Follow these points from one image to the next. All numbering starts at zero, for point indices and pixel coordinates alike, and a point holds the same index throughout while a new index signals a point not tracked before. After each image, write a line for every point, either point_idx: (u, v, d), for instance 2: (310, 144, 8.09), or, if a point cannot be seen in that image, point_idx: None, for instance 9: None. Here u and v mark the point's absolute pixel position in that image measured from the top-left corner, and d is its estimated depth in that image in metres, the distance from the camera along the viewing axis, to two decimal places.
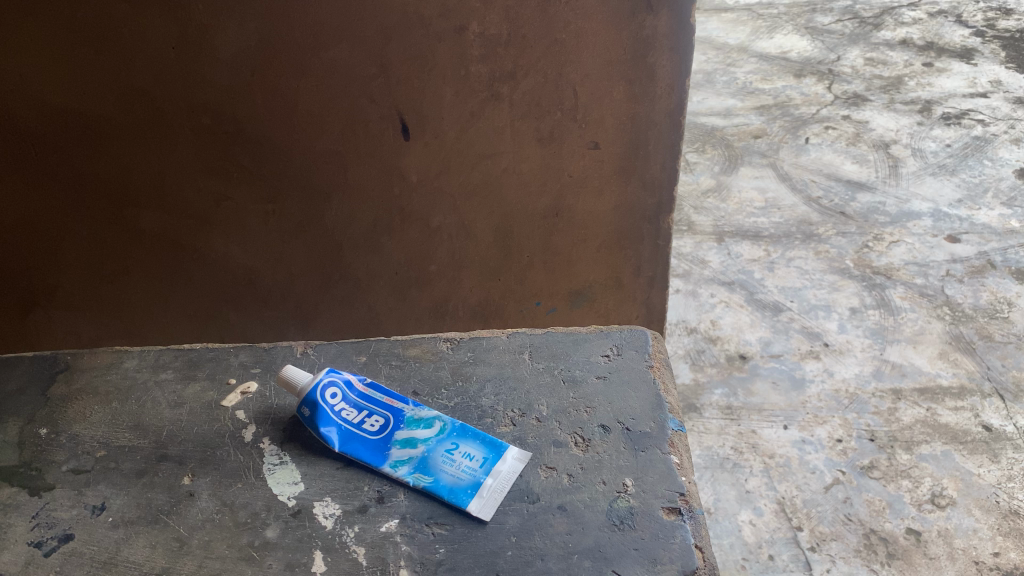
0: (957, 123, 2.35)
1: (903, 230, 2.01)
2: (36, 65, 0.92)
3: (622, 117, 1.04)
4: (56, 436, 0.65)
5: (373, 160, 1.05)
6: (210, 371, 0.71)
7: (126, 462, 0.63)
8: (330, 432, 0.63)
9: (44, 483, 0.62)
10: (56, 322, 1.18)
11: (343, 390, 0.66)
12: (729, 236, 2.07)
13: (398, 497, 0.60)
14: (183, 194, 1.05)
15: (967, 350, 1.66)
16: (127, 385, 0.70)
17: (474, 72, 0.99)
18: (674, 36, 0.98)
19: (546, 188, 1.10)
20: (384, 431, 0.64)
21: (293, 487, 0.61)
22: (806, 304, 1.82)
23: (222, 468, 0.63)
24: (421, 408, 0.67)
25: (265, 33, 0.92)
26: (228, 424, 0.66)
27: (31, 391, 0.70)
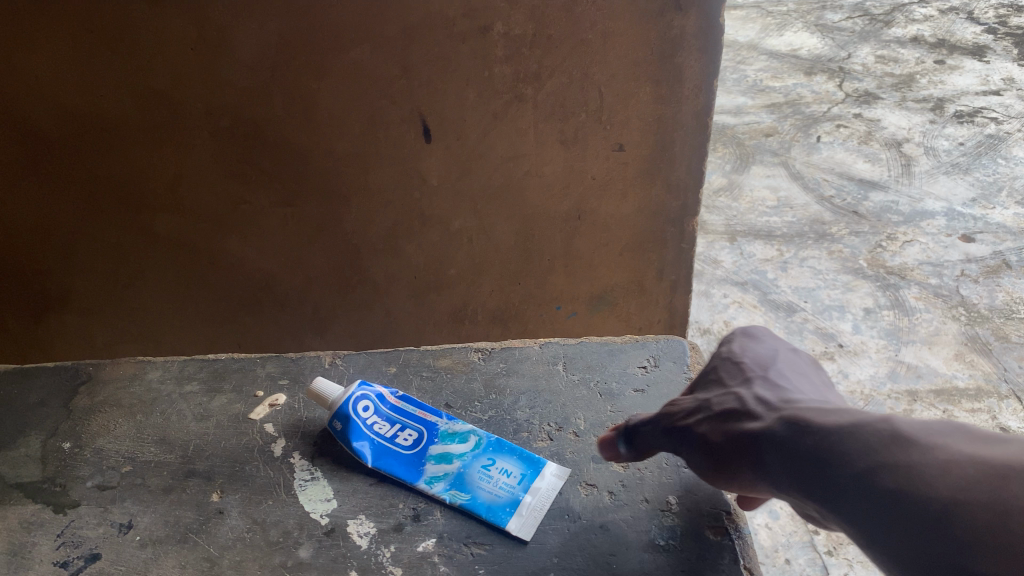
0: (970, 121, 2.32)
1: (917, 229, 1.98)
2: (52, 66, 0.91)
3: (647, 118, 1.02)
4: (80, 451, 0.65)
5: (394, 163, 1.03)
6: (237, 382, 0.71)
7: (153, 479, 0.63)
8: (363, 447, 0.62)
9: (69, 500, 0.61)
10: (70, 326, 1.17)
11: (375, 402, 0.65)
12: (741, 235, 2.05)
13: (434, 516, 0.59)
14: (200, 197, 1.03)
15: (983, 351, 1.64)
16: (151, 397, 0.70)
17: (497, 73, 0.96)
18: (702, 36, 0.96)
19: (569, 190, 1.08)
20: (418, 445, 0.63)
21: (326, 505, 0.60)
22: (820, 304, 1.80)
23: (251, 484, 0.62)
24: (455, 421, 0.66)
25: (285, 33, 0.90)
26: (257, 438, 0.66)
27: (53, 403, 0.70)
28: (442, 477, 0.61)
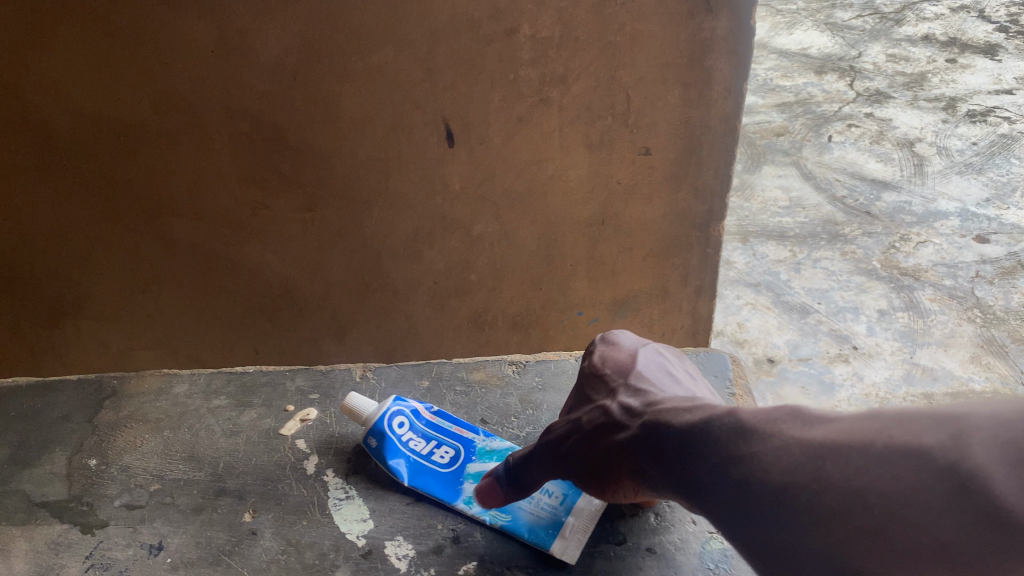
0: (983, 121, 2.30)
1: (930, 230, 1.96)
2: (70, 70, 0.89)
3: (675, 122, 1.00)
4: (106, 468, 0.67)
5: (417, 167, 1.01)
6: (266, 397, 0.73)
7: (182, 497, 0.64)
8: (399, 465, 0.64)
9: (96, 520, 0.62)
10: (85, 334, 1.15)
11: (410, 419, 0.67)
12: (753, 236, 2.03)
13: (475, 537, 0.60)
14: (219, 202, 1.02)
15: (999, 353, 1.62)
16: (178, 412, 0.72)
17: (523, 77, 0.94)
18: (733, 38, 0.94)
19: (593, 195, 1.06)
20: (455, 464, 0.65)
21: (362, 525, 0.61)
22: (834, 306, 1.79)
23: (284, 503, 0.63)
24: (491, 438, 0.67)
25: (308, 36, 0.88)
26: (288, 454, 0.68)
27: (77, 419, 0.72)
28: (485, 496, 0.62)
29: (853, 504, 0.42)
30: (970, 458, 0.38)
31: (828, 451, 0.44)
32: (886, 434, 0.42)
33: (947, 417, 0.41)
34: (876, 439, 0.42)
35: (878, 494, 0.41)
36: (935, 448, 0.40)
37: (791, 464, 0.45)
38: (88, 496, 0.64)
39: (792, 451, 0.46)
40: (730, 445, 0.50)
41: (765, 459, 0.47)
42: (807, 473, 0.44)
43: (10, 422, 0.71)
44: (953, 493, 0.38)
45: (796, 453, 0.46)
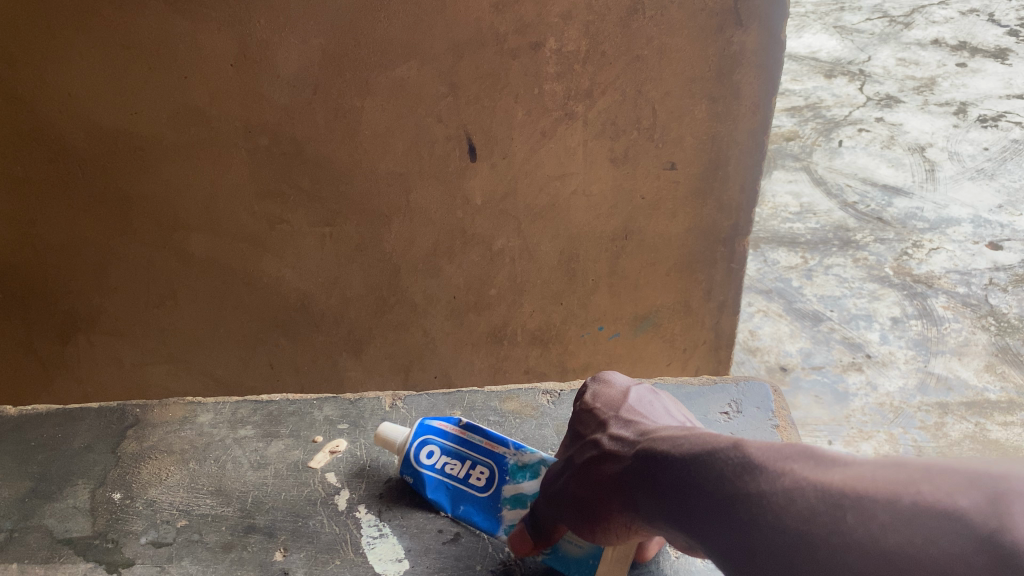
0: (994, 125, 2.28)
1: (943, 236, 1.94)
2: (86, 84, 0.87)
3: (700, 137, 0.98)
4: (131, 502, 0.65)
5: (439, 182, 0.99)
6: (294, 427, 0.72)
7: (210, 534, 0.62)
8: (439, 498, 0.63)
9: (122, 558, 0.60)
10: (98, 350, 1.13)
11: (439, 444, 0.64)
12: (764, 243, 2.01)
13: None
14: (236, 217, 1.00)
15: (1015, 362, 1.60)
16: (204, 443, 0.70)
17: (548, 91, 0.92)
18: (762, 52, 0.92)
19: (616, 210, 1.04)
20: (490, 486, 0.62)
21: (397, 565, 0.59)
22: (847, 314, 1.77)
23: (316, 541, 0.61)
24: (523, 446, 0.63)
25: (329, 50, 0.87)
26: (319, 488, 0.66)
27: (99, 449, 0.70)
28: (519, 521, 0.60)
29: (876, 567, 0.35)
30: (1012, 528, 0.31)
31: (846, 499, 0.38)
32: (914, 489, 0.36)
33: (984, 478, 0.34)
34: (900, 492, 0.36)
35: (905, 556, 0.34)
36: (973, 513, 0.33)
37: (806, 509, 0.39)
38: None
39: (805, 494, 0.40)
40: (737, 479, 0.44)
41: (778, 499, 0.41)
42: (818, 522, 0.38)
43: (28, 453, 0.70)
44: (989, 567, 0.31)
45: (809, 498, 0.40)
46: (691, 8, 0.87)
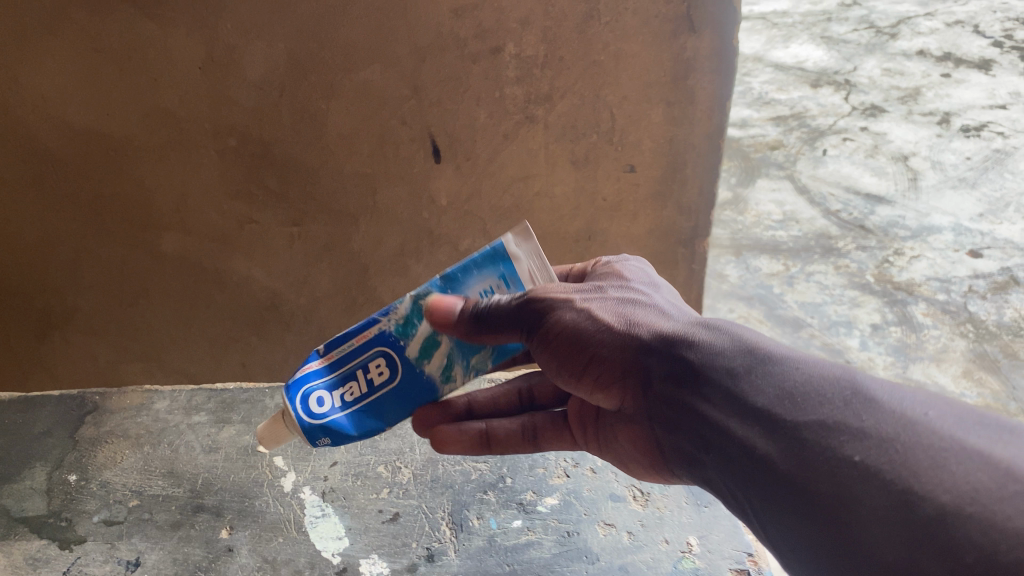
0: (977, 135, 2.25)
1: (924, 243, 1.94)
2: (58, 86, 0.90)
3: (658, 140, 1.01)
4: (87, 483, 0.72)
5: (404, 183, 1.02)
6: (245, 414, 0.80)
7: (162, 512, 0.69)
8: (369, 424, 0.59)
9: (76, 535, 0.67)
10: (74, 347, 1.15)
11: (324, 388, 0.58)
12: (746, 250, 2.04)
13: (447, 557, 0.65)
14: (207, 216, 1.02)
15: (991, 368, 1.62)
16: (160, 428, 0.79)
17: (508, 94, 0.95)
18: (716, 57, 0.94)
19: (580, 211, 1.07)
20: (398, 366, 0.60)
21: (337, 542, 0.66)
22: (826, 320, 1.78)
23: (260, 519, 0.69)
24: (391, 310, 0.59)
25: (294, 54, 0.90)
26: (266, 471, 0.73)
27: (59, 434, 0.78)
28: (454, 358, 0.61)
29: None
30: None
31: None
32: None
33: None
34: None
35: None
36: None
37: (975, 485, 0.37)
38: (74, 514, 0.69)
39: (962, 457, 0.38)
40: (861, 409, 0.43)
41: (924, 453, 0.39)
42: (987, 501, 0.36)
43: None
44: None
45: (953, 454, 0.39)
46: (646, 14, 0.90)
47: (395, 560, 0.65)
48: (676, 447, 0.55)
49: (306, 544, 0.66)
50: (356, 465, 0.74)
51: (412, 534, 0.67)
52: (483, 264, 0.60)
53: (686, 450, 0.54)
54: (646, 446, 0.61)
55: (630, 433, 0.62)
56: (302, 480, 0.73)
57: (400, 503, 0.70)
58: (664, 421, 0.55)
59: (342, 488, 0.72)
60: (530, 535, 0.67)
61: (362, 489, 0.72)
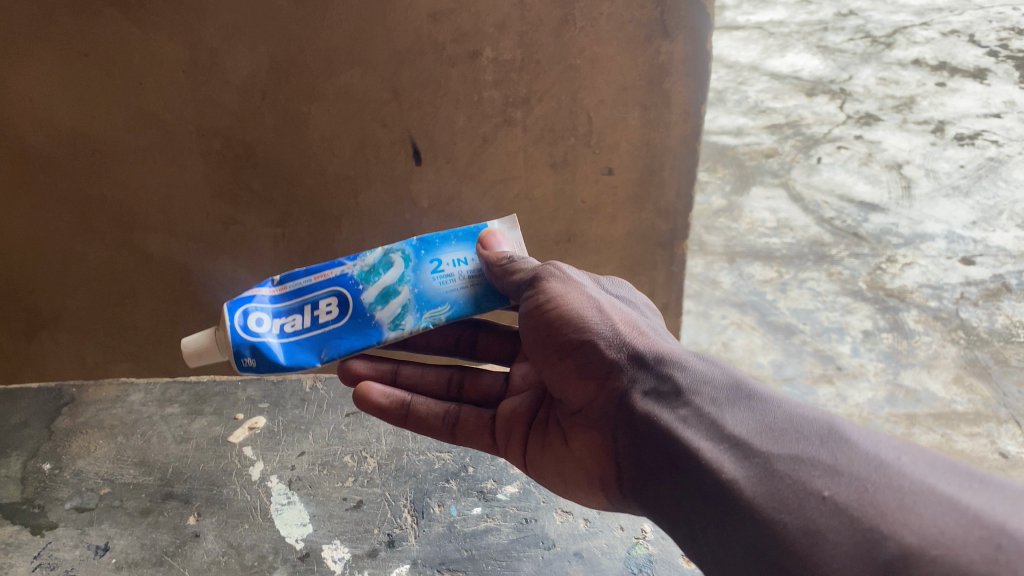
0: (971, 144, 2.22)
1: (916, 251, 1.89)
2: (45, 88, 0.92)
3: (636, 142, 1.02)
4: (59, 471, 0.93)
5: (386, 185, 1.04)
6: (212, 409, 1.01)
7: (131, 497, 0.89)
8: (302, 356, 0.74)
9: (49, 521, 0.86)
10: (62, 347, 1.17)
11: (268, 314, 0.74)
12: (740, 257, 1.95)
13: (408, 542, 0.83)
14: (191, 217, 1.04)
15: (982, 374, 1.56)
16: (134, 416, 1.01)
17: (486, 98, 0.97)
18: (691, 61, 0.96)
19: (559, 214, 1.09)
20: (344, 308, 0.76)
21: (301, 529, 0.84)
22: (819, 327, 1.70)
23: (224, 504, 0.87)
24: (359, 262, 0.77)
25: (276, 57, 0.92)
26: (235, 461, 0.93)
27: (38, 424, 1.00)
28: (406, 309, 0.76)
29: None
30: None
31: (1001, 538, 0.42)
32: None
33: None
34: None
35: None
36: None
37: (937, 526, 0.44)
38: (45, 501, 0.88)
39: (927, 500, 0.46)
40: (837, 448, 0.52)
41: (890, 494, 0.47)
42: (951, 544, 0.42)
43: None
44: None
45: (913, 495, 0.46)
46: (620, 19, 0.92)
47: (357, 546, 0.82)
48: (639, 461, 0.65)
49: (271, 531, 0.84)
50: (322, 457, 0.94)
51: (374, 520, 0.85)
52: (461, 238, 0.78)
53: (647, 466, 0.63)
54: (595, 455, 0.71)
55: (584, 439, 0.73)
56: (271, 470, 0.92)
57: (364, 491, 0.89)
58: (628, 430, 0.66)
59: (309, 478, 0.91)
60: (488, 522, 0.85)
61: (328, 478, 0.91)
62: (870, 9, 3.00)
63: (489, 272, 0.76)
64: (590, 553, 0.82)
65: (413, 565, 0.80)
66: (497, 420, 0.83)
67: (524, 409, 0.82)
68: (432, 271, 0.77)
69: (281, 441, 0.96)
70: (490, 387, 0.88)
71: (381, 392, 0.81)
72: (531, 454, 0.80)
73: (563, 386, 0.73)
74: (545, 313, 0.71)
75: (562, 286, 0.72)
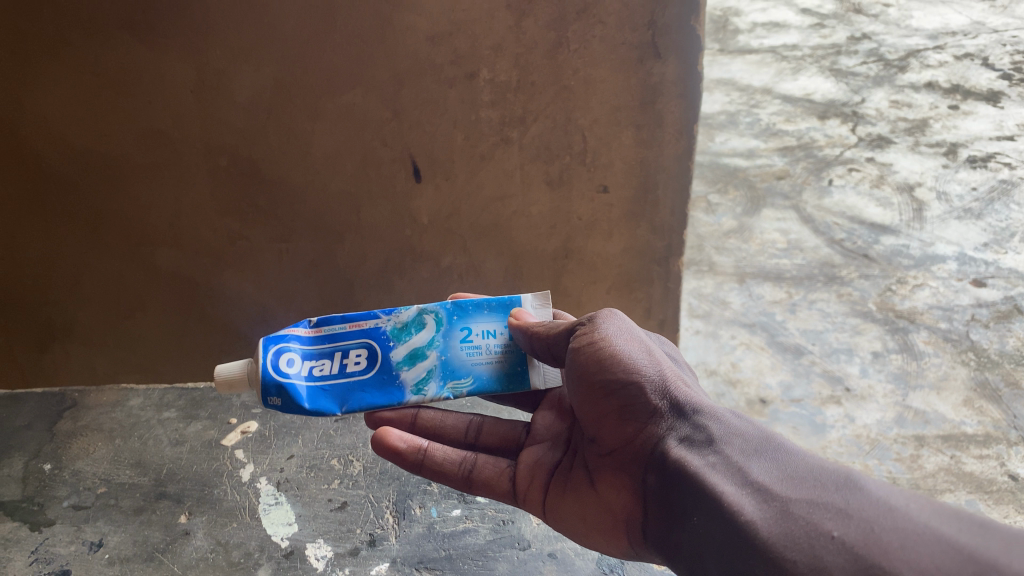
0: (983, 166, 2.20)
1: (927, 273, 1.84)
2: (58, 108, 0.95)
3: (630, 161, 1.05)
4: (58, 471, 1.05)
5: (386, 202, 1.07)
6: (210, 412, 1.15)
7: (125, 498, 1.00)
8: (325, 402, 0.76)
9: (46, 519, 0.97)
10: (73, 358, 1.20)
11: (298, 355, 0.76)
12: (750, 277, 1.88)
13: (387, 541, 0.93)
14: (198, 233, 1.07)
15: (993, 397, 1.49)
16: (131, 420, 1.14)
17: (483, 117, 1.00)
18: (682, 83, 0.98)
19: (556, 230, 1.11)
20: (373, 360, 0.78)
21: (287, 529, 0.95)
22: (828, 347, 1.63)
23: (215, 505, 0.98)
24: (392, 318, 0.80)
25: (280, 78, 0.95)
26: (227, 464, 1.05)
27: (41, 433, 1.12)
28: (431, 374, 0.78)
29: None
30: None
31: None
32: None
33: None
34: None
35: None
36: None
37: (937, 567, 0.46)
38: (44, 499, 1.00)
39: (926, 542, 0.48)
40: (851, 493, 0.53)
41: (895, 535, 0.49)
42: None
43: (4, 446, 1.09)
44: None
45: (918, 538, 0.48)
46: (612, 41, 0.95)
47: (339, 545, 0.92)
48: (662, 503, 0.64)
49: (258, 529, 0.95)
50: (310, 460, 1.05)
51: (356, 521, 0.96)
52: (495, 308, 0.80)
53: (671, 508, 0.63)
54: (621, 498, 0.69)
55: (612, 482, 0.71)
56: (260, 472, 1.04)
57: (348, 493, 1.00)
58: (659, 474, 0.65)
59: (296, 480, 1.02)
60: (467, 523, 0.95)
61: (314, 480, 1.02)
62: (884, 33, 2.96)
63: (518, 337, 0.78)
64: (564, 554, 0.91)
65: (392, 563, 0.90)
66: (519, 469, 0.80)
67: (548, 459, 0.80)
68: (462, 340, 0.79)
69: (271, 444, 1.08)
70: (509, 434, 0.85)
71: (398, 436, 0.78)
72: (552, 498, 0.77)
73: (600, 425, 0.72)
74: (594, 350, 0.70)
75: (619, 333, 0.72)
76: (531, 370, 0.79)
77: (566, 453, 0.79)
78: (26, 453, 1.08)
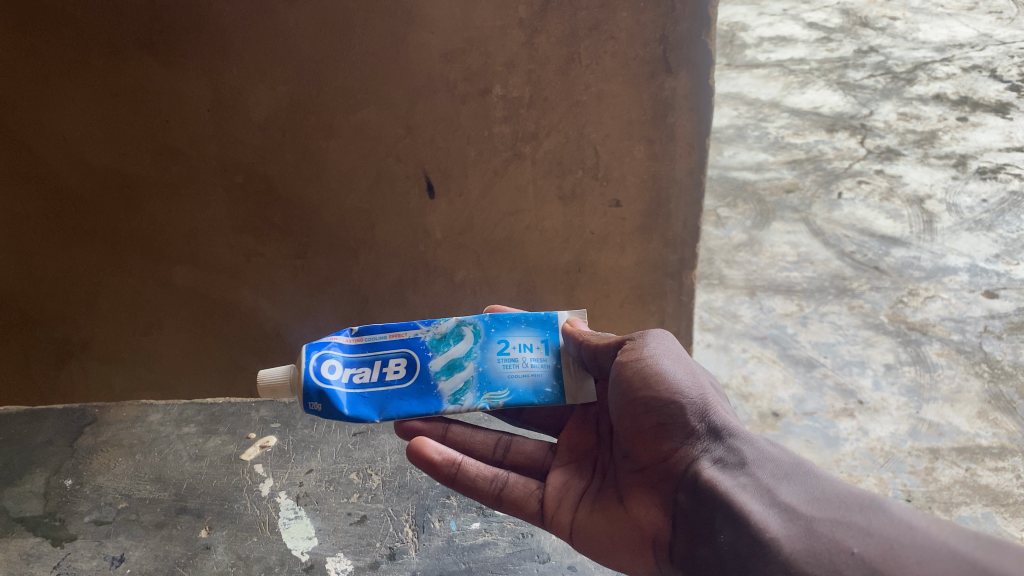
0: (993, 177, 2.19)
1: (938, 285, 1.83)
2: (76, 125, 0.96)
3: (643, 175, 1.05)
4: (78, 487, 1.05)
5: (400, 218, 1.08)
6: (230, 427, 1.16)
7: (146, 514, 1.00)
8: (364, 409, 0.77)
9: (67, 535, 0.98)
10: (90, 375, 1.20)
11: (340, 362, 0.78)
12: (760, 290, 1.88)
13: (407, 555, 0.93)
14: (214, 250, 1.08)
15: (1007, 409, 1.48)
16: (150, 437, 1.15)
17: (497, 133, 1.01)
18: (694, 97, 0.99)
19: (569, 244, 1.12)
20: (411, 369, 0.79)
21: (308, 543, 0.95)
22: (840, 360, 1.63)
23: (236, 521, 0.99)
24: (431, 329, 0.81)
25: (297, 97, 0.96)
26: (248, 479, 1.05)
27: (61, 451, 1.13)
28: (468, 385, 0.78)
29: None
30: None
31: None
32: None
33: None
34: None
35: None
36: None
37: None
38: (65, 515, 1.01)
39: (943, 558, 0.49)
40: (873, 514, 0.54)
41: (913, 551, 0.50)
42: None
43: (24, 465, 1.10)
44: None
45: (935, 554, 0.49)
46: (624, 57, 0.96)
47: (359, 558, 0.93)
48: (690, 521, 0.64)
49: (278, 543, 0.95)
50: (328, 474, 1.05)
51: (376, 535, 0.96)
52: (533, 323, 0.81)
53: (700, 527, 0.63)
54: (649, 515, 0.69)
55: (641, 498, 0.70)
56: (280, 486, 1.04)
57: (368, 507, 1.00)
58: (689, 494, 0.65)
59: (315, 493, 1.03)
60: (485, 536, 0.95)
61: (334, 494, 1.02)
62: (891, 46, 2.96)
63: (568, 345, 0.79)
64: (583, 566, 0.91)
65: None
66: (549, 489, 0.78)
67: (578, 483, 0.79)
68: (499, 352, 0.80)
69: (290, 460, 1.08)
70: (537, 454, 0.85)
71: (434, 447, 0.78)
72: (581, 517, 0.75)
73: (634, 441, 0.71)
74: (638, 365, 0.70)
75: (667, 354, 0.71)
76: (569, 387, 0.79)
77: (596, 476, 0.78)
78: (47, 469, 1.09)
